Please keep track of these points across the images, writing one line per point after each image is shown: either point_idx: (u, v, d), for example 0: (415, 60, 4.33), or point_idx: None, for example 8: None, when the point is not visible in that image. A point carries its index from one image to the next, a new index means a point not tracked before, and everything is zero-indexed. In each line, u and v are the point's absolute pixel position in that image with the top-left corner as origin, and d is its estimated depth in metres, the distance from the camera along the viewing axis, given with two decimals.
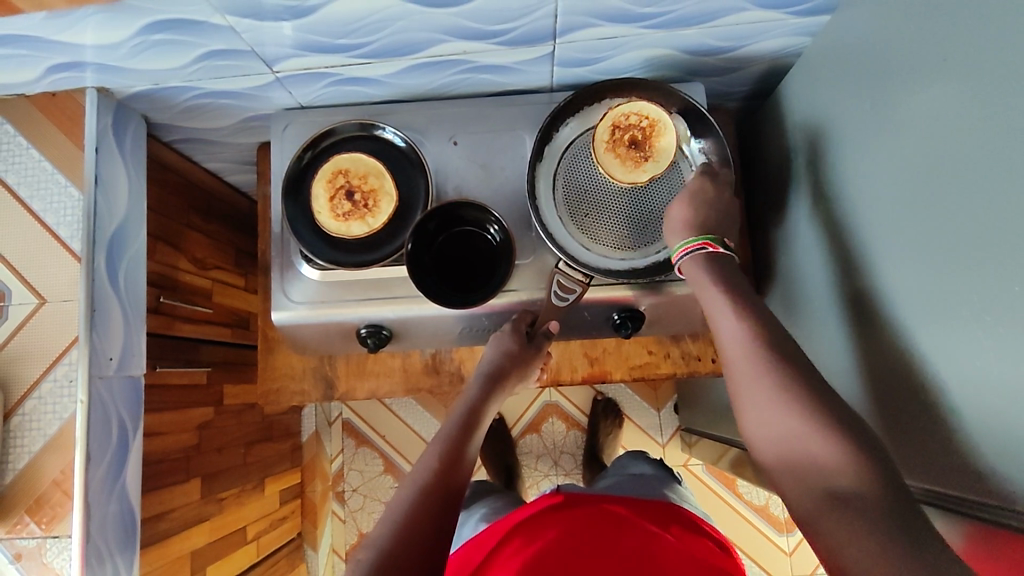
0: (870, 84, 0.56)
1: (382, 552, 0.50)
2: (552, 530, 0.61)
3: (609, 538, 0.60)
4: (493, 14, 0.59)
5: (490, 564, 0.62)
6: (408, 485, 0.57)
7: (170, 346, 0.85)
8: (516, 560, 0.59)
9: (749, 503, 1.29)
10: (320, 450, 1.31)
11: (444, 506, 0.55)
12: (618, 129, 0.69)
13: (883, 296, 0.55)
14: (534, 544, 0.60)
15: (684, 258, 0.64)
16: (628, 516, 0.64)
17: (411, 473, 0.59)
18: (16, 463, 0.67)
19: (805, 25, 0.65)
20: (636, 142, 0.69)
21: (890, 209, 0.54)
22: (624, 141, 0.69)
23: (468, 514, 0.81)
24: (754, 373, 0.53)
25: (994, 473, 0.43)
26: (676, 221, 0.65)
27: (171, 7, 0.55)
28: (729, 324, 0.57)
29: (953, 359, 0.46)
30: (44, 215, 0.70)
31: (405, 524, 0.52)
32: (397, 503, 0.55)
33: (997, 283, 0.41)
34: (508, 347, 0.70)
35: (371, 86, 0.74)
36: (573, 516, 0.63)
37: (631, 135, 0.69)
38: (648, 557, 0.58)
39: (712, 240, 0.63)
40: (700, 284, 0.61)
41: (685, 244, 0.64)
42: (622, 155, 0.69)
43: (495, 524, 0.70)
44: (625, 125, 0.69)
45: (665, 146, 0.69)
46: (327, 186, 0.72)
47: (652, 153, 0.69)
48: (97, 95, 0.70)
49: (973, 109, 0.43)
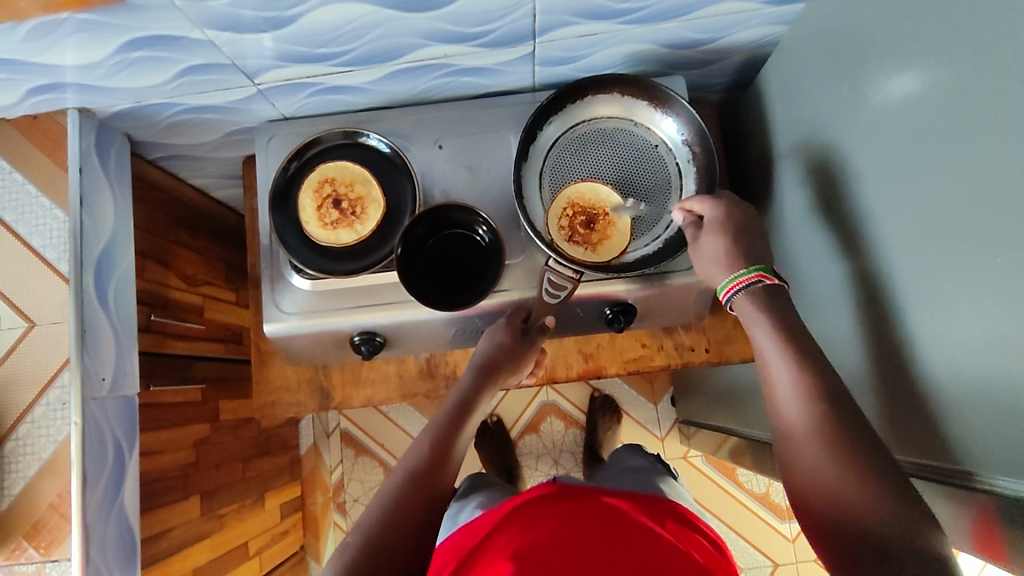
0: (847, 68, 0.57)
1: (363, 541, 0.52)
2: (545, 519, 0.62)
3: (605, 526, 0.60)
4: (473, 16, 0.60)
5: (482, 550, 0.61)
6: (395, 476, 0.59)
7: (163, 365, 0.84)
8: (514, 546, 0.58)
9: (749, 491, 1.29)
10: (318, 463, 1.31)
11: (427, 503, 0.57)
12: (577, 235, 0.71)
13: (871, 278, 0.56)
14: (532, 532, 0.60)
15: (734, 295, 0.61)
16: (623, 509, 0.65)
17: (401, 464, 0.61)
18: (13, 488, 0.67)
19: (781, 14, 0.66)
20: (592, 217, 0.71)
21: (874, 192, 0.55)
22: (588, 232, 0.71)
23: (463, 503, 0.78)
24: (795, 395, 0.53)
25: (988, 445, 0.44)
26: (716, 256, 0.63)
27: (150, 24, 0.55)
28: (776, 358, 0.56)
29: (942, 332, 0.47)
30: (30, 238, 0.70)
31: (390, 516, 0.54)
32: (384, 492, 0.57)
33: (982, 257, 0.42)
34: (501, 340, 0.71)
35: (354, 94, 0.74)
36: (568, 505, 0.64)
37: (579, 224, 0.71)
38: (649, 548, 0.58)
39: (766, 271, 0.60)
40: (751, 318, 0.59)
41: (734, 278, 0.61)
42: (603, 231, 0.71)
43: (486, 513, 0.70)
44: (569, 229, 0.71)
45: (586, 194, 0.72)
46: (314, 195, 0.73)
47: (594, 206, 0.72)
48: (78, 115, 0.70)
49: (949, 89, 0.44)
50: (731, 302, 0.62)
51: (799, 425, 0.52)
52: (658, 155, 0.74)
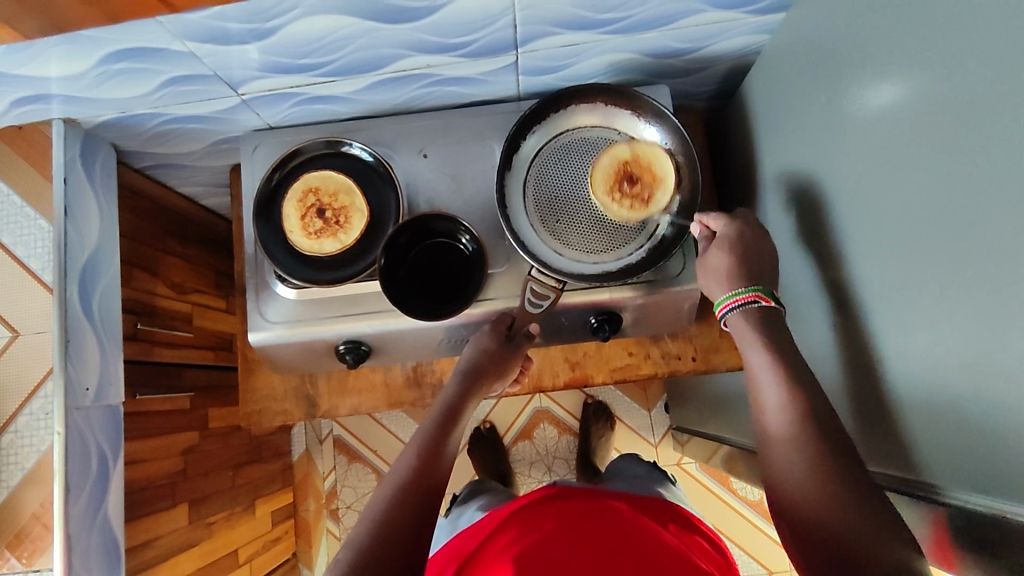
0: (826, 79, 0.57)
1: (358, 552, 0.51)
2: (541, 519, 0.63)
3: (601, 529, 0.61)
4: (454, 27, 0.60)
5: (482, 551, 0.63)
6: (387, 484, 0.58)
7: (150, 373, 0.84)
8: (510, 548, 0.59)
9: (744, 499, 1.29)
10: (310, 470, 1.33)
11: (421, 503, 0.56)
12: (645, 192, 0.70)
13: (852, 288, 0.56)
14: (530, 535, 0.60)
15: (730, 312, 0.62)
16: (624, 510, 0.66)
17: (390, 472, 0.60)
18: (12, 480, 0.90)
19: (763, 23, 0.66)
20: (631, 171, 0.70)
21: (853, 203, 0.54)
22: (646, 186, 0.70)
23: (464, 509, 0.84)
24: (779, 415, 0.54)
25: (961, 460, 0.44)
26: (721, 270, 0.63)
27: (131, 36, 0.55)
28: (767, 381, 0.56)
29: (917, 344, 0.47)
30: (15, 248, 0.92)
31: (384, 522, 0.53)
32: (375, 503, 0.56)
33: (951, 268, 0.42)
34: (486, 346, 0.70)
35: (339, 104, 0.74)
36: (564, 506, 0.65)
37: (636, 195, 0.70)
38: (646, 548, 0.58)
39: (763, 292, 0.60)
40: (746, 340, 0.59)
41: (732, 295, 0.61)
42: (647, 169, 0.70)
43: (488, 516, 0.72)
44: (640, 202, 0.70)
45: (603, 180, 0.70)
46: (298, 205, 0.73)
47: (617, 169, 0.70)
48: (63, 125, 0.70)
49: (923, 101, 0.44)
50: (725, 318, 0.63)
51: (788, 449, 0.52)
52: None
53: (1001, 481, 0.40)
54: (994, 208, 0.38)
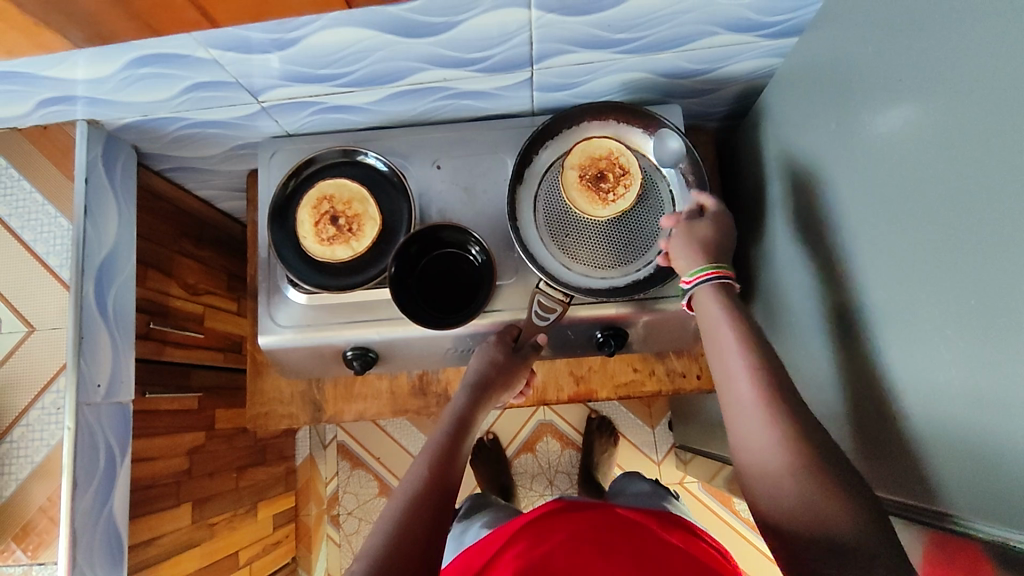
0: (836, 104, 0.57)
1: (371, 564, 0.51)
2: (552, 530, 0.63)
3: (608, 538, 0.61)
4: (472, 42, 0.61)
5: (494, 561, 0.63)
6: (398, 497, 0.58)
7: (159, 372, 0.85)
8: (520, 559, 0.60)
9: (745, 521, 1.28)
10: (313, 474, 1.33)
11: (432, 515, 0.56)
12: (615, 174, 0.71)
13: (856, 311, 0.57)
14: (541, 545, 0.61)
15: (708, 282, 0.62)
16: (634, 519, 0.66)
17: (402, 484, 0.60)
18: None
19: (775, 46, 0.67)
20: (592, 173, 0.71)
21: (861, 227, 0.55)
22: (614, 170, 0.71)
23: (469, 523, 0.84)
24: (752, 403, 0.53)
25: (963, 487, 0.44)
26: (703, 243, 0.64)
27: (158, 43, 0.57)
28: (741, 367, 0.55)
29: (921, 370, 0.47)
30: (34, 244, 0.71)
31: (397, 537, 0.53)
32: (387, 515, 0.56)
33: (955, 295, 0.43)
34: (494, 357, 0.71)
35: (357, 113, 0.75)
36: (575, 517, 0.65)
37: (614, 186, 0.71)
38: (646, 557, 0.58)
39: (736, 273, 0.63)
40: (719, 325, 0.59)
41: (717, 267, 0.62)
42: (597, 158, 0.72)
43: (499, 526, 0.72)
44: (620, 185, 0.71)
45: (587, 199, 0.71)
46: (312, 212, 0.73)
47: (583, 182, 0.71)
48: (86, 125, 0.71)
49: (931, 129, 0.44)
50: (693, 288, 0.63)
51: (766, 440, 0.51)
52: (650, 180, 0.74)
53: (1005, 509, 0.40)
54: (999, 237, 0.38)
